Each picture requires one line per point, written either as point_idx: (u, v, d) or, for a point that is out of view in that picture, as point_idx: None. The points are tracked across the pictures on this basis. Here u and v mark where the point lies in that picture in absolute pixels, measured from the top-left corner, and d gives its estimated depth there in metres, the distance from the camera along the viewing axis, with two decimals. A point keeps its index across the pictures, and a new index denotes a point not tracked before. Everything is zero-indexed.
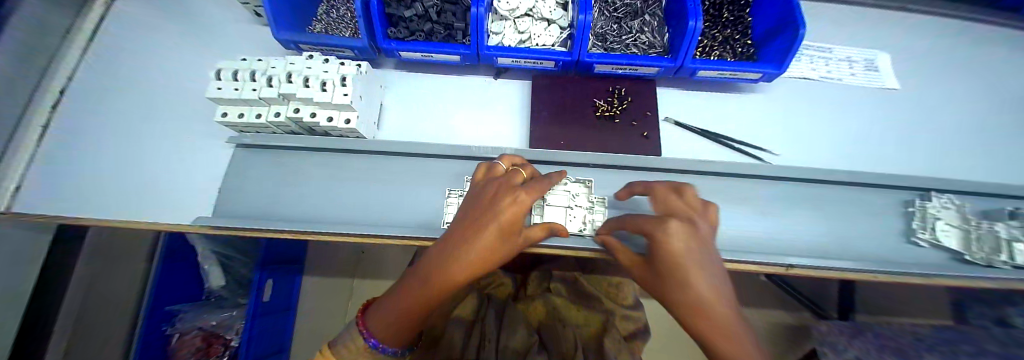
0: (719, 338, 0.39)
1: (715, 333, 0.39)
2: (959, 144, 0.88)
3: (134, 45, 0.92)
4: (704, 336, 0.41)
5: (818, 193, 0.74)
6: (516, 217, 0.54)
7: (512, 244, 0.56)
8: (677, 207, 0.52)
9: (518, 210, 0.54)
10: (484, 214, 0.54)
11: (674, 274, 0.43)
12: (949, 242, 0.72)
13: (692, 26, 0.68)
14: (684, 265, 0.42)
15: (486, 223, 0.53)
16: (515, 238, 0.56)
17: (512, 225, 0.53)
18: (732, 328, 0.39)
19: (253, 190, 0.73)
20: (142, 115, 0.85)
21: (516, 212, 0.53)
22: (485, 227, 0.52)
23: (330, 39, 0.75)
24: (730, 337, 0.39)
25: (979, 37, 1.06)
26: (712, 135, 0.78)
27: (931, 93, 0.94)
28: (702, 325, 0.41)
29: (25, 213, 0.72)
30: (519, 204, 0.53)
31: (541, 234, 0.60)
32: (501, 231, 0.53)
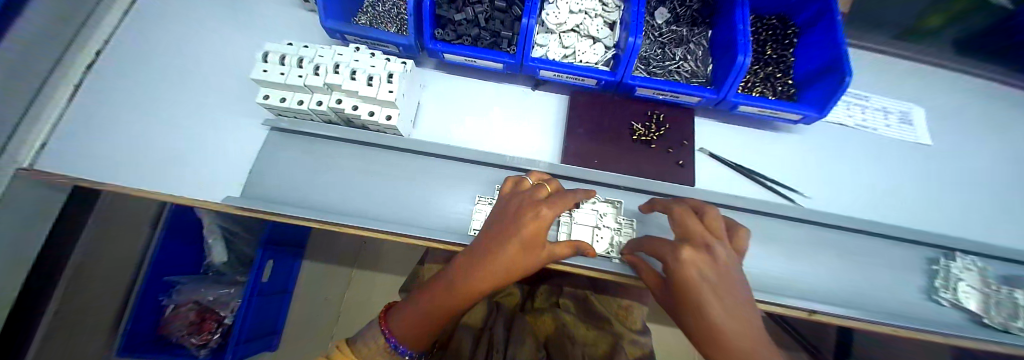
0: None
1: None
2: (985, 206, 0.88)
3: (177, 16, 0.93)
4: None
5: (846, 242, 0.74)
6: (538, 232, 0.54)
7: (534, 257, 0.55)
8: (691, 226, 0.49)
9: (541, 226, 0.54)
10: (506, 228, 0.55)
11: (691, 302, 0.41)
12: (972, 305, 0.72)
13: (741, 61, 0.68)
14: (699, 292, 0.40)
15: (507, 238, 0.54)
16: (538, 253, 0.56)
17: (532, 239, 0.54)
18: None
19: (283, 175, 0.72)
20: (179, 86, 0.85)
21: (539, 228, 0.53)
22: (508, 241, 0.53)
23: (377, 34, 0.75)
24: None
25: (1009, 101, 1.07)
26: (746, 171, 0.78)
27: (960, 152, 0.95)
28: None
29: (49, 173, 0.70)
30: (540, 220, 0.54)
31: (565, 250, 0.59)
32: (521, 245, 0.53)
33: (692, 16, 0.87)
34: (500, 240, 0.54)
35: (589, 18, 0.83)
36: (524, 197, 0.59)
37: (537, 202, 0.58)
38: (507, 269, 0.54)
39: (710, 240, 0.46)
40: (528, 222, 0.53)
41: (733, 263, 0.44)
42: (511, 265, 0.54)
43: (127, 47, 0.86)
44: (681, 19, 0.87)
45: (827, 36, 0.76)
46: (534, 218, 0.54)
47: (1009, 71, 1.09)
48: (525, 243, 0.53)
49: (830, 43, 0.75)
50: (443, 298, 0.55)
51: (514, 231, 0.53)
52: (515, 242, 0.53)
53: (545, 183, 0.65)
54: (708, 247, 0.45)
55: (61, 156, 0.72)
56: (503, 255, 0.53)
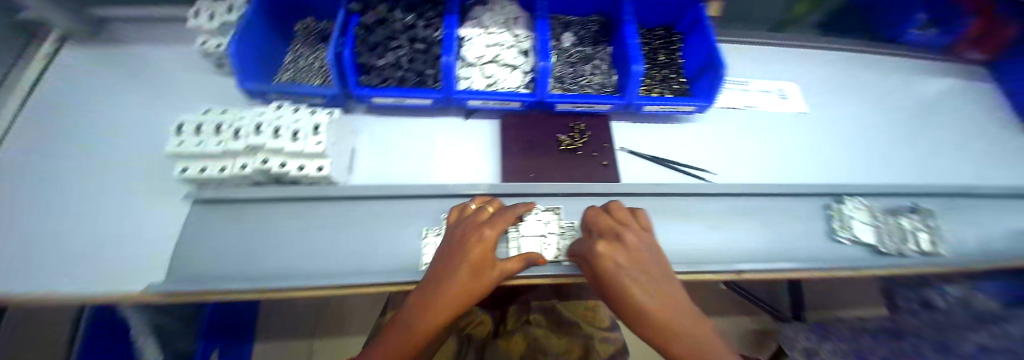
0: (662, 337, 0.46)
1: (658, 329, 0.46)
2: (863, 153, 1.04)
3: (88, 106, 0.90)
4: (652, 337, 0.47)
5: (756, 205, 0.85)
6: (485, 254, 0.58)
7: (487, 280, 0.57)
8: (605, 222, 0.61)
9: (487, 248, 0.58)
10: (456, 254, 0.58)
11: (615, 287, 0.50)
12: (867, 238, 0.85)
13: (635, 69, 0.79)
14: (619, 277, 0.50)
15: (458, 263, 0.57)
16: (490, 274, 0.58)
17: (482, 260, 0.57)
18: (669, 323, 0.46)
19: (211, 248, 0.68)
20: (84, 176, 0.79)
21: (485, 248, 0.58)
22: (458, 266, 0.56)
23: (299, 88, 0.77)
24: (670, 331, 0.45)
25: (863, 65, 1.29)
26: (661, 160, 0.87)
27: (835, 112, 1.12)
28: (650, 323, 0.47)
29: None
30: (485, 240, 0.59)
31: (517, 265, 0.61)
32: (472, 267, 0.57)
33: (594, 37, 0.99)
34: (451, 267, 0.57)
35: (504, 49, 0.91)
36: (468, 222, 0.64)
37: (481, 224, 0.62)
38: (463, 295, 0.56)
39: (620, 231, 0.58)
40: (474, 247, 0.58)
41: (641, 247, 0.55)
42: (465, 290, 0.56)
43: (25, 147, 0.82)
44: (586, 40, 0.99)
45: (701, 42, 0.92)
46: (478, 242, 0.58)
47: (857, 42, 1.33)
48: (475, 266, 0.57)
49: (705, 46, 0.90)
50: (402, 341, 0.54)
51: (464, 256, 0.57)
52: (465, 265, 0.56)
53: (488, 204, 0.70)
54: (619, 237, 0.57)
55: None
56: (457, 280, 0.55)
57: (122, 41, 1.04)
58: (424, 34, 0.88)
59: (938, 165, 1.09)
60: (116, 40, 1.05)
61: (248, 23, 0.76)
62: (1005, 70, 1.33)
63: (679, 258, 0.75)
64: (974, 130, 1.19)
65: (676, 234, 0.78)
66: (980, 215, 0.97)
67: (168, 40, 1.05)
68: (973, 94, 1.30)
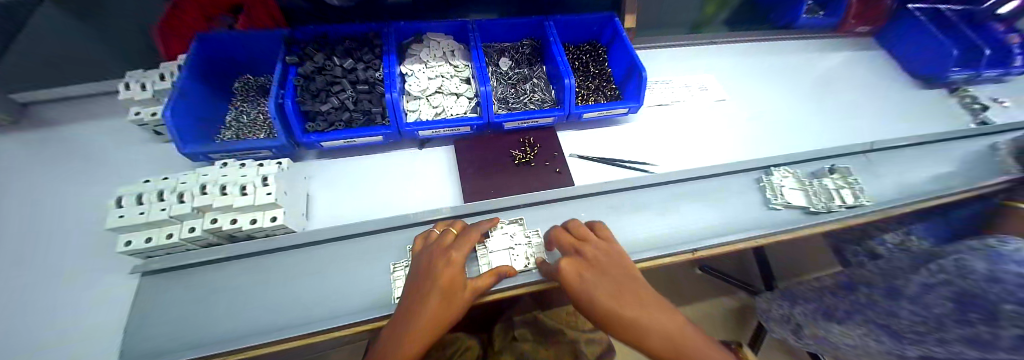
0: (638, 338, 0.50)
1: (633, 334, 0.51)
2: (782, 128, 1.18)
3: (13, 195, 0.86)
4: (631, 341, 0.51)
5: (699, 187, 0.93)
6: (453, 276, 0.61)
7: (458, 299, 0.59)
8: (568, 240, 0.66)
9: (455, 269, 0.61)
10: (428, 278, 0.59)
11: (588, 302, 0.56)
12: (797, 202, 0.95)
13: (569, 83, 0.87)
14: (588, 292, 0.56)
15: (430, 288, 0.58)
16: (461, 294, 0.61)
17: (454, 283, 0.60)
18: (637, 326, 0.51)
19: (169, 319, 0.66)
20: (18, 268, 0.74)
21: (455, 269, 0.61)
22: (430, 290, 0.58)
23: (243, 144, 0.77)
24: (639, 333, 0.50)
25: (771, 50, 1.45)
26: (608, 160, 0.94)
27: (754, 94, 1.26)
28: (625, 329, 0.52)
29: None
30: (455, 262, 0.62)
31: (489, 280, 0.64)
32: (444, 291, 0.59)
33: (528, 58, 1.06)
34: (423, 294, 0.58)
35: (447, 80, 0.96)
36: (433, 245, 0.66)
37: (448, 246, 0.65)
38: (439, 320, 0.57)
39: (582, 249, 0.63)
40: (442, 271, 0.60)
41: (600, 256, 0.61)
42: (441, 314, 0.57)
43: None
44: (521, 62, 1.06)
45: (622, 50, 1.02)
46: (446, 265, 0.61)
47: (763, 31, 1.51)
48: (444, 289, 0.59)
49: (625, 54, 0.99)
50: None
51: (435, 280, 0.59)
52: (438, 289, 0.58)
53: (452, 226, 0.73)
54: (583, 255, 0.62)
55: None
56: (431, 304, 0.57)
57: (50, 123, 1.01)
58: (365, 75, 0.89)
59: (846, 129, 1.24)
60: (42, 122, 1.02)
61: (183, 88, 0.76)
62: (886, 39, 1.54)
63: (639, 247, 0.80)
64: (871, 94, 1.37)
65: (632, 225, 0.84)
66: (892, 166, 1.10)
67: (101, 114, 1.02)
68: (866, 62, 1.49)
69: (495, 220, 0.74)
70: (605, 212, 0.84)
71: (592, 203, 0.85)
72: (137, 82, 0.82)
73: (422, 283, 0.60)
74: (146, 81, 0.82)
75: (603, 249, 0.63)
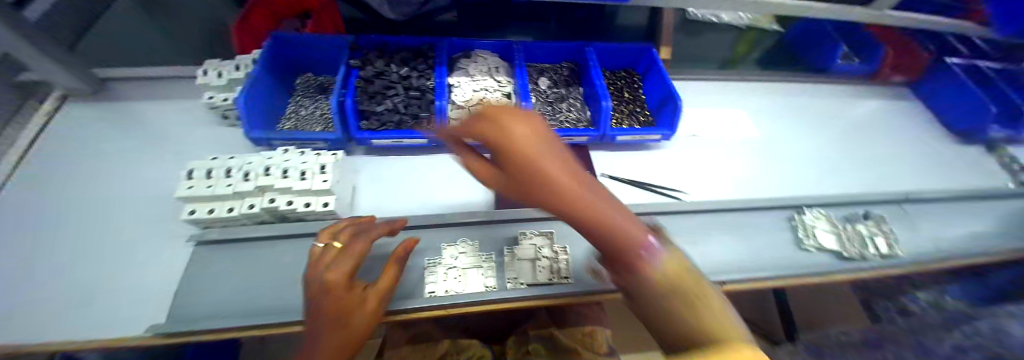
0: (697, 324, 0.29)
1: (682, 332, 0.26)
2: (813, 169, 1.17)
3: (86, 158, 0.95)
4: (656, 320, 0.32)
5: (726, 219, 0.94)
6: (339, 301, 0.58)
7: (355, 322, 0.57)
8: (509, 111, 0.41)
9: (336, 288, 0.58)
10: (313, 305, 0.57)
11: (547, 190, 0.40)
12: (831, 245, 0.94)
13: (605, 105, 0.91)
14: (546, 178, 0.39)
15: (320, 314, 0.56)
16: (362, 309, 0.59)
17: (340, 304, 0.57)
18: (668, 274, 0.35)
19: (214, 288, 0.70)
20: (87, 225, 0.81)
21: (336, 291, 0.58)
22: (320, 316, 0.56)
23: (303, 134, 0.83)
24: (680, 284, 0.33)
25: (804, 92, 1.46)
26: (639, 183, 0.96)
27: (786, 133, 1.26)
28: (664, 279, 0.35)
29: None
30: (336, 283, 0.59)
31: (378, 288, 0.63)
32: (336, 314, 0.56)
33: (566, 79, 1.11)
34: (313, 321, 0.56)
35: (490, 93, 0.99)
36: (314, 263, 0.62)
37: (325, 265, 0.62)
38: (345, 340, 0.55)
39: (537, 128, 0.40)
40: (323, 297, 0.57)
41: (543, 133, 0.42)
42: (345, 333, 0.55)
43: (23, 201, 0.85)
44: (558, 82, 1.11)
45: (658, 79, 1.06)
46: (324, 290, 0.58)
47: (796, 73, 1.53)
48: (338, 314, 0.57)
49: (662, 83, 1.03)
50: None
51: (319, 306, 0.57)
52: (327, 315, 0.56)
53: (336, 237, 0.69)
54: (541, 138, 0.40)
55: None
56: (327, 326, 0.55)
57: (123, 96, 1.12)
58: (417, 83, 0.97)
59: (880, 177, 1.22)
60: (117, 94, 1.12)
61: (255, 79, 0.83)
62: (923, 91, 1.53)
63: None
64: (905, 145, 1.35)
65: None
66: (927, 220, 1.07)
67: (170, 93, 1.13)
68: (901, 113, 1.48)
69: (411, 240, 0.73)
70: None
71: None
72: (213, 70, 0.90)
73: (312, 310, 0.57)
74: (223, 70, 0.90)
75: (555, 128, 0.43)
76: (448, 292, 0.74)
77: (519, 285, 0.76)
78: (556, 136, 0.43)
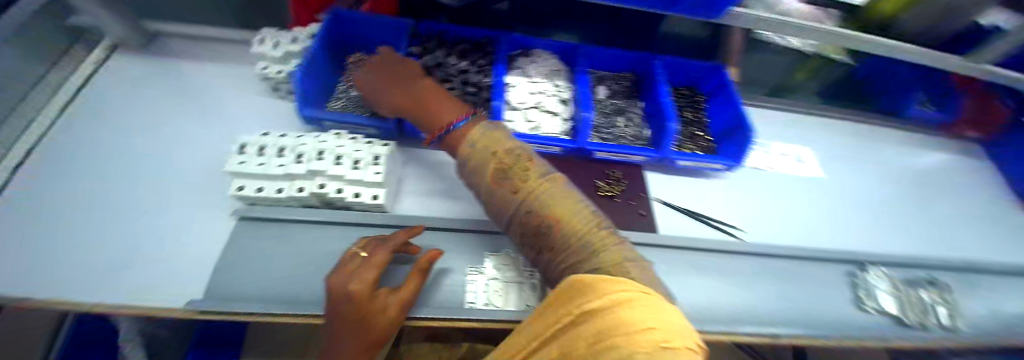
0: (534, 200, 0.56)
1: (580, 295, 0.36)
2: (877, 221, 1.08)
3: (132, 113, 0.95)
4: (553, 295, 0.41)
5: (782, 266, 0.87)
6: (359, 311, 0.54)
7: (375, 328, 0.55)
8: (395, 56, 0.85)
9: (358, 300, 0.54)
10: (335, 311, 0.55)
11: (396, 101, 0.77)
12: (890, 309, 0.85)
13: (672, 127, 0.85)
14: (392, 94, 0.78)
15: (340, 320, 0.54)
16: (381, 320, 0.56)
17: (360, 313, 0.54)
18: (485, 149, 0.61)
19: (252, 268, 0.68)
20: (130, 181, 0.80)
21: (356, 303, 0.54)
22: (341, 323, 0.54)
23: (355, 118, 0.81)
24: (494, 150, 0.61)
25: (869, 136, 1.35)
26: (695, 214, 0.91)
27: (848, 179, 1.17)
28: (475, 150, 0.63)
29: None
30: (356, 294, 0.54)
31: (402, 298, 0.59)
32: (355, 323, 0.54)
33: (626, 91, 1.05)
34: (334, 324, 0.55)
35: (546, 97, 0.96)
36: (340, 268, 0.58)
37: (349, 271, 0.57)
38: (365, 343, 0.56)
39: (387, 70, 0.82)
40: (345, 304, 0.54)
41: (396, 66, 0.82)
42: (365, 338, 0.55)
43: (67, 147, 0.84)
44: (618, 94, 1.05)
45: (727, 103, 0.99)
46: (349, 299, 0.54)
47: (862, 114, 1.43)
48: (358, 321, 0.54)
49: (732, 107, 0.96)
50: None
51: (339, 314, 0.54)
52: (347, 323, 0.54)
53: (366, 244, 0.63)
54: (388, 75, 0.81)
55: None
56: (347, 332, 0.55)
57: (172, 53, 1.12)
58: (476, 79, 0.92)
59: (949, 239, 1.11)
60: (164, 51, 1.12)
61: (313, 57, 0.81)
62: (1001, 150, 1.40)
63: (716, 316, 0.76)
64: (974, 207, 1.24)
65: (711, 289, 0.79)
66: (999, 294, 0.97)
67: (219, 59, 1.12)
68: (972, 170, 1.36)
69: (434, 252, 0.65)
70: (685, 268, 0.80)
71: (677, 256, 0.82)
72: (269, 40, 0.88)
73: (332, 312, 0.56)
74: (280, 42, 0.87)
75: (399, 63, 0.83)
76: (488, 306, 0.71)
77: None
78: (398, 66, 0.82)
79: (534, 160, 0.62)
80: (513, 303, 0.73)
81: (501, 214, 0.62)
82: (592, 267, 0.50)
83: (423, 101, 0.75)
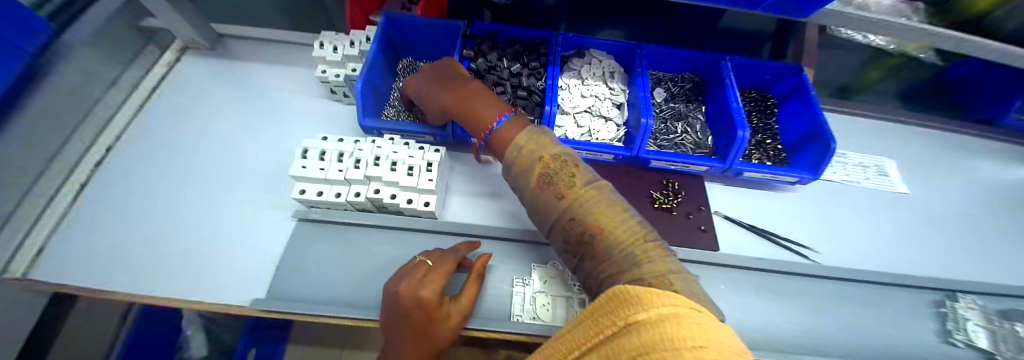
0: (581, 208, 0.52)
1: (624, 305, 0.28)
2: (969, 245, 0.95)
3: (195, 112, 1.00)
4: (594, 306, 0.33)
5: (850, 291, 0.79)
6: (425, 318, 0.54)
7: (437, 336, 0.55)
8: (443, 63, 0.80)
9: (428, 307, 0.53)
10: (402, 318, 0.53)
11: (439, 102, 0.75)
12: (983, 343, 0.74)
13: (742, 135, 0.77)
14: (435, 95, 0.76)
15: (406, 326, 0.53)
16: (443, 328, 0.56)
17: (427, 320, 0.54)
18: (532, 153, 0.58)
19: (307, 269, 0.69)
20: (196, 179, 0.86)
21: (426, 310, 0.53)
22: (406, 328, 0.53)
23: (411, 126, 0.82)
24: (541, 155, 0.57)
25: (952, 146, 1.20)
26: (760, 231, 0.86)
27: (932, 195, 1.05)
28: (521, 154, 0.59)
29: (34, 281, 0.70)
30: (427, 301, 0.53)
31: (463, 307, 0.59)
32: (422, 330, 0.53)
33: (686, 94, 1.00)
34: (399, 329, 0.54)
35: (599, 101, 0.92)
36: (408, 274, 0.57)
37: (419, 278, 0.56)
38: (426, 351, 0.55)
39: (431, 70, 0.79)
40: (413, 312, 0.53)
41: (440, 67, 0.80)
42: (426, 346, 0.54)
43: (144, 147, 0.92)
44: (677, 97, 1.00)
45: (806, 109, 0.90)
46: (416, 307, 0.53)
47: (947, 122, 1.27)
48: (424, 328, 0.54)
49: (810, 117, 0.88)
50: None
51: (406, 319, 0.53)
52: (414, 330, 0.53)
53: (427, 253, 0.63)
54: (432, 76, 0.79)
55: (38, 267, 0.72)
56: (412, 339, 0.53)
57: (231, 52, 1.16)
58: (527, 82, 0.89)
59: None
60: (224, 50, 1.17)
61: (370, 65, 0.83)
62: None
63: (777, 342, 0.71)
64: None
65: (774, 314, 0.74)
66: None
67: (274, 58, 1.14)
68: None
69: (485, 256, 0.66)
70: (747, 289, 0.75)
71: (738, 275, 0.77)
72: (328, 43, 0.91)
73: (396, 318, 0.54)
74: (338, 45, 0.90)
75: (443, 63, 0.80)
76: (534, 321, 0.68)
77: None
78: (442, 67, 0.80)
79: (580, 165, 0.57)
80: (560, 320, 0.69)
81: (543, 220, 0.59)
82: (633, 278, 0.45)
83: (472, 113, 0.70)
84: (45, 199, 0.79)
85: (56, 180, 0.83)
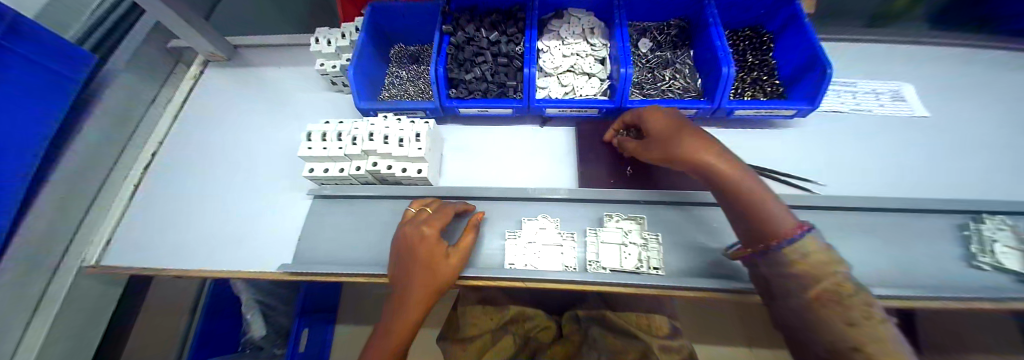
0: (888, 352, 0.38)
1: None
2: (1009, 165, 0.86)
3: (219, 117, 1.12)
4: None
5: (855, 221, 0.76)
6: (429, 251, 0.64)
7: (441, 268, 0.65)
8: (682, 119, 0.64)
9: (429, 240, 0.65)
10: (411, 252, 0.64)
11: (689, 166, 0.57)
12: (1014, 265, 0.69)
13: (727, 72, 0.75)
14: (682, 153, 0.57)
15: (413, 257, 0.64)
16: (445, 262, 0.66)
17: (432, 253, 0.64)
18: (823, 267, 0.47)
19: (323, 237, 0.79)
20: (223, 174, 0.98)
21: (428, 244, 0.64)
22: (414, 260, 0.64)
23: (405, 104, 0.88)
24: (829, 276, 0.46)
25: (992, 64, 1.07)
26: (757, 168, 0.84)
27: (966, 118, 0.96)
28: (807, 267, 0.48)
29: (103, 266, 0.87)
30: (428, 236, 0.65)
31: (467, 244, 0.69)
32: (428, 262, 0.64)
33: (673, 41, 0.98)
34: (407, 263, 0.64)
35: (581, 59, 0.93)
36: (414, 220, 0.68)
37: (423, 221, 0.68)
38: (434, 282, 0.64)
39: (672, 121, 0.63)
40: (418, 244, 0.64)
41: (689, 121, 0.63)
42: (434, 279, 0.64)
43: (174, 153, 1.06)
44: (663, 45, 0.99)
45: (800, 38, 0.86)
46: (420, 241, 0.64)
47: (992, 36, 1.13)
48: (429, 259, 0.64)
49: (805, 44, 0.83)
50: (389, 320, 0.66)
51: (414, 253, 0.64)
52: (421, 261, 0.64)
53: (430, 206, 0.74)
54: (674, 125, 0.62)
55: (116, 253, 0.90)
56: (419, 270, 0.64)
57: (246, 60, 1.27)
58: (506, 49, 0.95)
59: None
60: (240, 58, 1.28)
61: (359, 52, 0.89)
62: None
63: None
64: None
65: None
66: None
67: (283, 61, 1.24)
68: None
69: (480, 214, 0.75)
70: None
71: None
72: (323, 38, 0.97)
73: (407, 255, 0.65)
74: (332, 38, 0.97)
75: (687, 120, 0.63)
76: (526, 267, 0.73)
77: (600, 268, 0.72)
78: (686, 122, 0.62)
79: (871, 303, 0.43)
80: (550, 265, 0.74)
81: (809, 344, 0.48)
82: None
83: (747, 178, 0.53)
84: (110, 200, 0.97)
85: (114, 182, 0.99)
